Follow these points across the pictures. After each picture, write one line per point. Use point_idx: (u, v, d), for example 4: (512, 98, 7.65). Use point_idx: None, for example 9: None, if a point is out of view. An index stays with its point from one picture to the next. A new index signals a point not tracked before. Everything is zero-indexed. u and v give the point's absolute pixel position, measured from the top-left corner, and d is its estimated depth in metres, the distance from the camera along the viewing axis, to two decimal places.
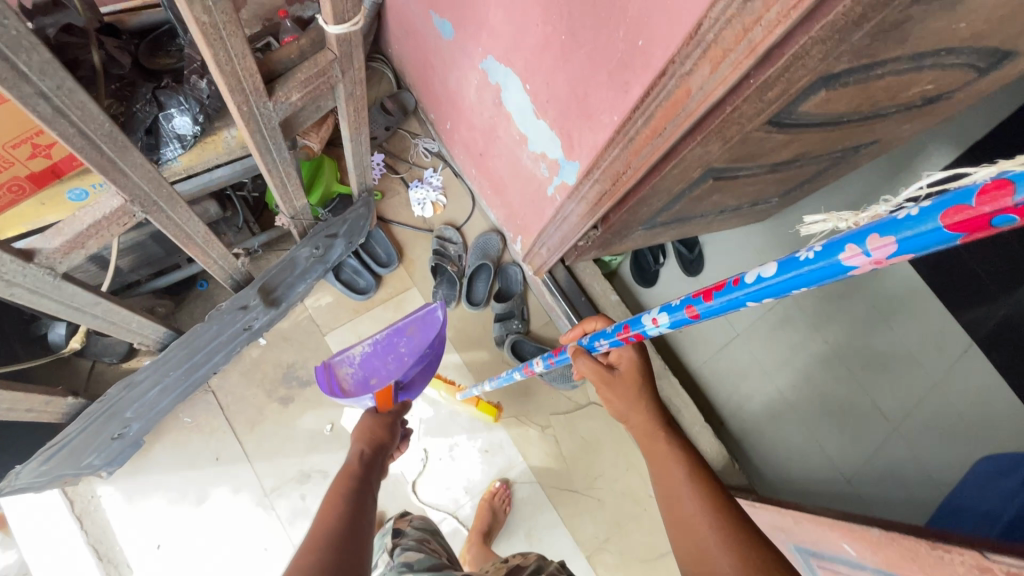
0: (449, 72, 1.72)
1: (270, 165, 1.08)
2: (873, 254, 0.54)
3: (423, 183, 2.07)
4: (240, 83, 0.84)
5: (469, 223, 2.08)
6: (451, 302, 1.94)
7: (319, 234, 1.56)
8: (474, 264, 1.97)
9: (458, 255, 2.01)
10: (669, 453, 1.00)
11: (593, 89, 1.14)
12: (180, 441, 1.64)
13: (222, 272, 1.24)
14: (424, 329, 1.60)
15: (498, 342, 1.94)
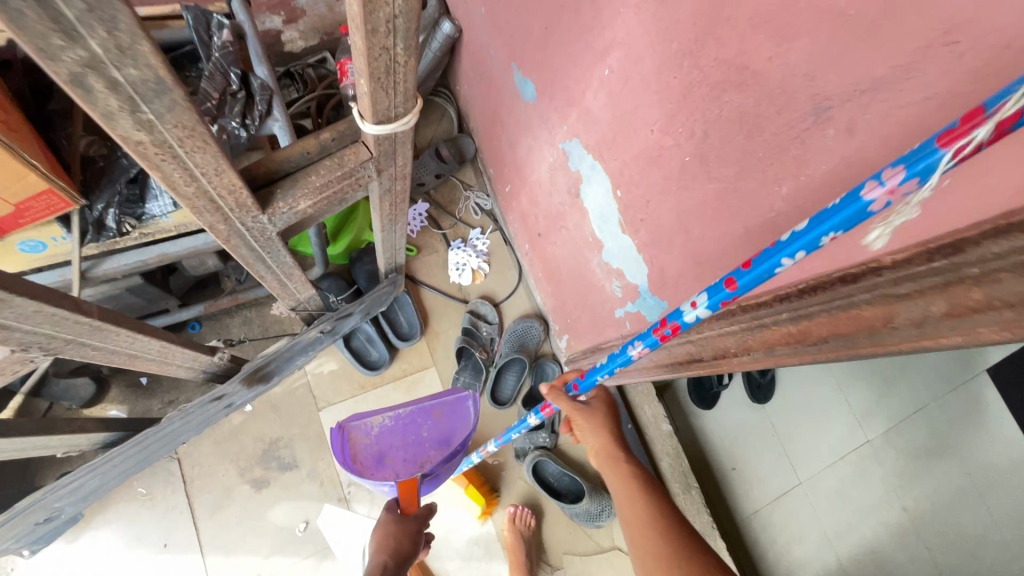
0: (519, 136, 1.43)
1: (263, 272, 0.80)
2: (886, 185, 0.47)
3: (466, 245, 1.79)
4: (213, 202, 0.56)
5: (509, 301, 1.78)
6: None
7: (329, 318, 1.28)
8: (506, 356, 1.66)
9: (490, 338, 1.71)
10: (631, 481, 0.94)
11: (715, 237, 0.83)
12: (129, 516, 1.40)
13: (190, 372, 0.97)
14: (455, 417, 1.36)
15: (518, 453, 1.66)
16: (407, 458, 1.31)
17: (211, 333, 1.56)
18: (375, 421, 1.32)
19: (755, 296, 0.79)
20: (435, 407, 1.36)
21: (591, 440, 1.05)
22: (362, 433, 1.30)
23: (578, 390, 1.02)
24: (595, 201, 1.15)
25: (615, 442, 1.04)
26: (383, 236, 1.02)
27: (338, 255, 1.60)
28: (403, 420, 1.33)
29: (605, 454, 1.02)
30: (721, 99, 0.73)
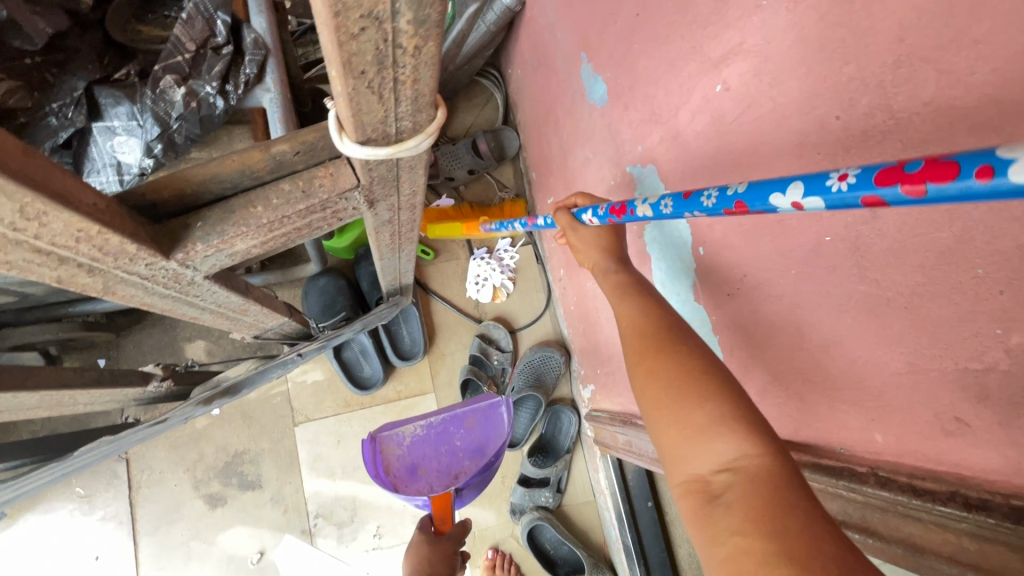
0: (576, 145, 1.17)
1: (194, 314, 0.56)
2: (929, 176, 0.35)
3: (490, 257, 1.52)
4: (43, 251, 0.31)
5: (530, 327, 1.53)
6: None
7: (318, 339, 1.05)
8: (519, 393, 1.42)
9: (502, 369, 1.47)
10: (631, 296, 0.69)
11: (846, 360, 0.57)
12: (61, 519, 1.23)
13: (114, 403, 0.76)
14: (490, 424, 1.12)
15: (513, 509, 1.43)
16: (441, 469, 1.09)
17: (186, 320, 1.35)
18: (407, 431, 1.10)
19: (899, 465, 0.53)
20: (469, 412, 1.12)
21: (588, 257, 0.81)
22: (394, 444, 1.09)
23: (579, 218, 0.80)
24: (663, 250, 0.89)
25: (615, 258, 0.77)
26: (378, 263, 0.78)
27: (342, 249, 1.37)
28: (436, 429, 1.11)
29: (600, 269, 0.79)
30: (919, 170, 0.45)
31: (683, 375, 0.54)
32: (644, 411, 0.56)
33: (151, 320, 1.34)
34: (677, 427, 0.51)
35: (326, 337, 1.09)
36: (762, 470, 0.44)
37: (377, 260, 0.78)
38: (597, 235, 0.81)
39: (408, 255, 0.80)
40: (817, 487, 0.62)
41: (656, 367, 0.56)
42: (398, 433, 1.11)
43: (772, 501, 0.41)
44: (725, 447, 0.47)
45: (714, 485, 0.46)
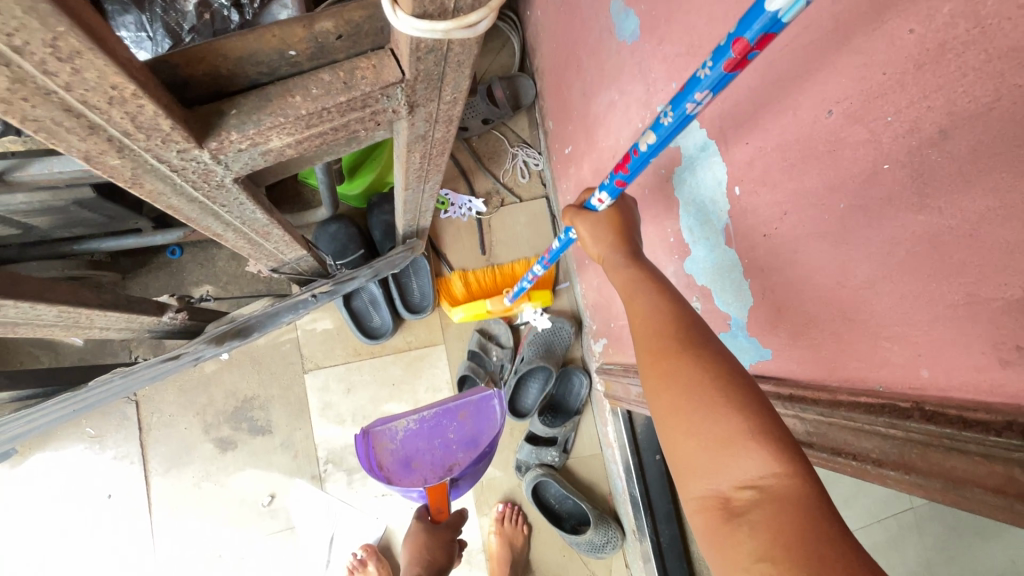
0: (600, 88, 1.12)
1: (217, 228, 0.53)
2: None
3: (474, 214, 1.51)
4: (72, 111, 0.28)
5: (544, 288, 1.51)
6: None
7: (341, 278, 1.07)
8: (528, 363, 1.40)
9: (501, 364, 1.45)
10: (640, 286, 0.63)
11: (894, 295, 0.54)
12: (72, 459, 1.23)
13: (128, 332, 0.73)
14: (483, 417, 1.13)
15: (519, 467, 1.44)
16: (436, 462, 1.12)
17: (193, 264, 1.32)
18: (399, 424, 1.11)
19: (946, 400, 0.51)
20: (461, 406, 1.14)
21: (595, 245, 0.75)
22: (387, 439, 1.10)
23: (590, 208, 0.76)
24: (695, 194, 0.86)
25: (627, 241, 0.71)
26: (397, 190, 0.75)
27: (355, 197, 1.36)
28: (429, 423, 1.12)
29: (608, 258, 0.72)
30: (1003, 81, 0.42)
31: (691, 383, 0.50)
32: (657, 415, 0.53)
33: (156, 263, 1.31)
34: (693, 443, 0.48)
35: (336, 280, 1.06)
36: (788, 493, 0.43)
37: (397, 188, 0.74)
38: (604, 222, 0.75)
39: (429, 189, 0.76)
40: (853, 425, 0.61)
41: (666, 370, 0.52)
42: (392, 426, 1.12)
43: (799, 525, 0.41)
44: (746, 462, 0.46)
45: (735, 503, 0.45)
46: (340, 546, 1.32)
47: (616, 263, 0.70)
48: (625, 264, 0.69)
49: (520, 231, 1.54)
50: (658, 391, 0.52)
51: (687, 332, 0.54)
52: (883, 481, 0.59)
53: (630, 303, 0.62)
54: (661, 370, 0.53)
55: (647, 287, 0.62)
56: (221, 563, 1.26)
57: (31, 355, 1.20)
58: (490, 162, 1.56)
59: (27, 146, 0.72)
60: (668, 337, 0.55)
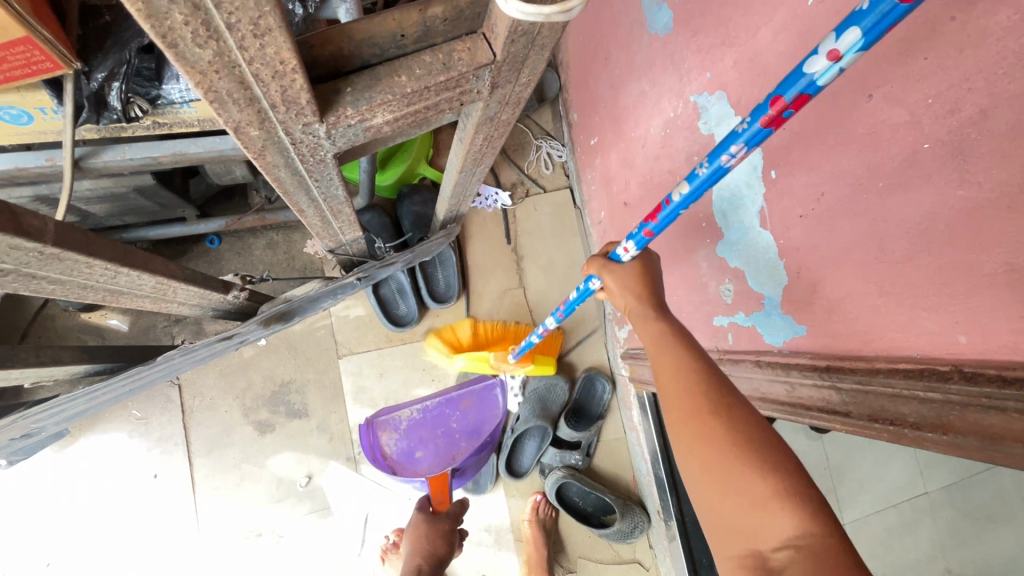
0: (629, 79, 1.16)
1: (304, 205, 0.58)
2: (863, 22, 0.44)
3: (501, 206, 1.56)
4: (243, 83, 0.33)
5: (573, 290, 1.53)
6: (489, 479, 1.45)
7: (372, 267, 1.10)
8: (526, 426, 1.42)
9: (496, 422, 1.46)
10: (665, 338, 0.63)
11: (934, 266, 0.58)
12: (118, 440, 1.27)
13: (197, 309, 0.78)
14: (484, 406, 1.41)
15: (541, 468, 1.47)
16: (441, 449, 1.35)
17: (231, 252, 1.37)
18: (403, 415, 1.35)
19: (984, 361, 0.55)
20: (464, 397, 1.40)
21: (621, 295, 0.74)
22: (391, 428, 1.34)
23: (616, 261, 0.76)
24: (732, 178, 0.89)
25: (653, 291, 0.71)
26: (448, 167, 0.78)
27: (387, 186, 1.42)
28: (433, 413, 1.37)
29: (635, 313, 0.70)
30: None
31: (727, 446, 0.50)
32: (686, 464, 0.54)
33: (196, 252, 1.36)
34: (725, 497, 0.49)
35: (384, 262, 1.11)
36: (826, 549, 0.44)
37: (449, 168, 0.78)
38: (633, 273, 0.74)
39: (479, 173, 0.80)
40: (889, 391, 0.64)
41: (701, 430, 0.52)
42: (395, 419, 1.35)
43: (852, 559, 0.43)
44: (782, 521, 0.46)
45: (774, 563, 0.45)
46: (374, 526, 1.36)
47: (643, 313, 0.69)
48: (654, 314, 0.68)
49: (544, 222, 1.58)
50: (693, 446, 0.52)
51: (729, 397, 0.54)
52: (920, 443, 0.62)
53: (657, 357, 0.62)
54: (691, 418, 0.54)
55: (673, 339, 0.63)
56: (260, 540, 1.31)
57: (79, 340, 1.25)
58: (515, 154, 1.60)
59: (101, 135, 0.76)
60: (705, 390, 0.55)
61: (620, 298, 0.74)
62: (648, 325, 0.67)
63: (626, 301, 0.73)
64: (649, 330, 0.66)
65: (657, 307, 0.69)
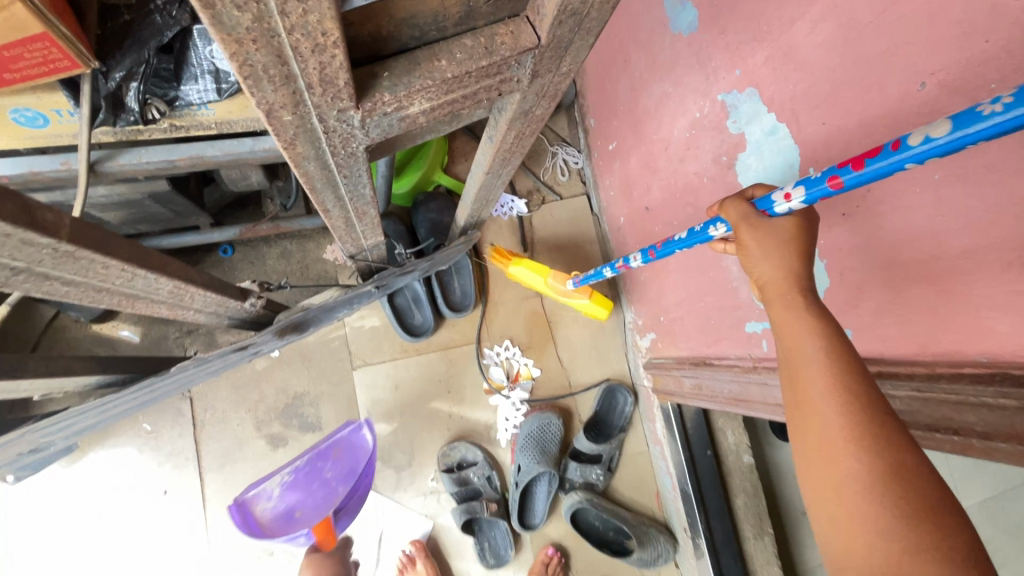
0: (651, 81, 1.13)
1: (330, 204, 0.56)
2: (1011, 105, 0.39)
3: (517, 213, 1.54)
4: (281, 56, 0.30)
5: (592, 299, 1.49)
6: (501, 528, 1.37)
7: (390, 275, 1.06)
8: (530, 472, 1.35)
9: (483, 477, 1.37)
10: (821, 343, 0.53)
11: (1000, 263, 0.54)
12: (128, 455, 1.24)
13: (213, 317, 0.75)
14: (354, 450, 1.20)
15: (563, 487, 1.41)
16: (317, 503, 1.17)
17: (244, 262, 1.35)
18: (272, 484, 1.14)
19: None
20: (333, 445, 1.19)
21: (758, 268, 0.60)
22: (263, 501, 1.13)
23: (768, 215, 0.61)
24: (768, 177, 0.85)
25: (806, 272, 0.58)
26: (473, 168, 0.76)
27: (402, 194, 1.40)
28: (304, 472, 1.16)
29: (774, 292, 0.58)
30: None
31: (878, 508, 0.45)
32: (814, 498, 0.50)
33: (209, 261, 1.34)
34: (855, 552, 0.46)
35: (401, 271, 1.08)
36: None
37: (476, 170, 0.75)
38: (782, 238, 0.59)
39: (506, 175, 0.78)
40: (953, 399, 0.60)
41: (844, 479, 0.47)
42: (264, 490, 1.14)
43: None
44: None
45: None
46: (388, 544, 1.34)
47: (789, 297, 0.57)
48: (806, 304, 0.56)
49: (561, 229, 1.55)
50: (827, 488, 0.49)
51: (894, 451, 0.46)
52: (989, 455, 0.58)
53: (799, 367, 0.53)
54: (833, 459, 0.49)
55: (828, 349, 0.52)
56: (272, 560, 1.26)
57: (90, 352, 1.23)
58: (530, 160, 1.58)
59: (117, 138, 0.74)
60: (860, 433, 0.48)
61: (755, 269, 0.60)
62: (801, 318, 0.55)
63: (767, 276, 0.59)
64: (799, 326, 0.54)
65: (809, 295, 0.57)
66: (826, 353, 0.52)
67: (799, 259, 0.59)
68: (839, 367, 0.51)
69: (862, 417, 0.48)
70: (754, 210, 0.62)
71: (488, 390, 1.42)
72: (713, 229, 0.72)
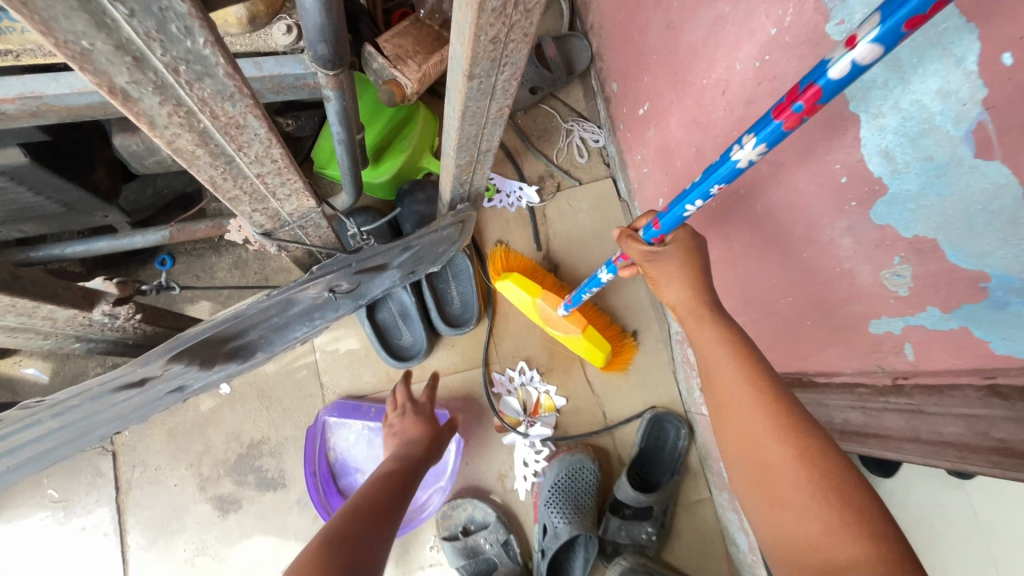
0: (695, 7, 0.85)
1: (115, 71, 0.32)
2: None
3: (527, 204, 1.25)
4: None
5: (625, 306, 1.18)
6: None
7: (351, 272, 0.76)
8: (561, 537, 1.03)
9: (499, 545, 1.05)
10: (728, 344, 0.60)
11: None
12: (32, 531, 0.95)
13: (51, 330, 0.62)
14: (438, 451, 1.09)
15: (604, 550, 1.09)
16: None
17: (188, 274, 1.08)
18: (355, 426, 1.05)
19: None
20: None
21: (669, 293, 0.69)
22: (339, 436, 1.04)
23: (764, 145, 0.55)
24: (912, 92, 0.54)
25: (708, 289, 0.67)
26: (451, 72, 0.53)
27: (383, 183, 1.13)
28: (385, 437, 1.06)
29: (689, 307, 0.66)
30: None
31: (799, 477, 0.50)
32: (745, 485, 0.54)
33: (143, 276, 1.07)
34: (797, 526, 0.49)
35: (363, 259, 0.75)
36: None
37: (454, 73, 0.52)
38: (681, 263, 0.69)
39: (509, 90, 0.57)
40: None
41: (764, 458, 0.53)
42: (345, 425, 1.05)
43: None
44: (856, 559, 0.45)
45: None
46: None
47: (699, 312, 0.65)
48: (713, 317, 0.64)
49: (583, 220, 1.26)
50: (758, 476, 0.53)
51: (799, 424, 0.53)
52: None
53: (715, 370, 0.60)
54: (757, 445, 0.53)
55: (732, 350, 0.60)
56: None
57: None
58: (540, 140, 1.30)
59: None
60: (769, 416, 0.54)
61: (671, 295, 0.69)
62: (710, 330, 0.62)
63: (676, 298, 0.68)
64: (711, 337, 0.62)
65: (715, 309, 0.65)
66: (735, 357, 0.59)
67: (702, 283, 0.67)
68: (742, 364, 0.58)
69: (769, 403, 0.55)
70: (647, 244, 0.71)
71: (500, 427, 1.11)
72: (735, 147, 0.57)
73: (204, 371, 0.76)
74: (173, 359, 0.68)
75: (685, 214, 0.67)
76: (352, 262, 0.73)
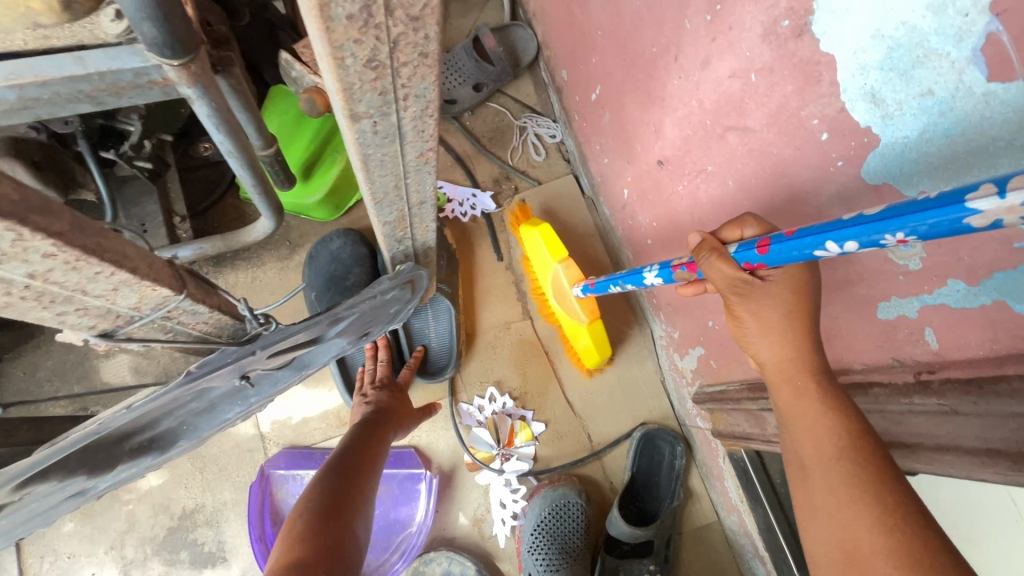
0: None
1: None
2: None
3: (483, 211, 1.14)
4: None
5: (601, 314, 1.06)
6: None
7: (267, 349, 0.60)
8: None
9: None
10: (831, 439, 0.47)
11: None
12: None
13: None
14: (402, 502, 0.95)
15: None
16: None
17: None
18: (305, 478, 0.91)
19: None
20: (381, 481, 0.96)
21: (757, 347, 0.53)
22: (287, 491, 0.91)
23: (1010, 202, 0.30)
24: (895, 10, 0.43)
25: (809, 350, 0.51)
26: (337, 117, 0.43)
27: (319, 206, 1.03)
28: None
29: (778, 374, 0.52)
30: None
31: None
32: None
33: None
34: None
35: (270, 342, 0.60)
36: None
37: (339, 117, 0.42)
38: (779, 309, 0.51)
39: (425, 131, 0.46)
40: None
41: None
42: (296, 479, 0.91)
43: None
44: None
45: None
46: None
47: (796, 384, 0.51)
48: (812, 392, 0.50)
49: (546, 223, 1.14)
50: None
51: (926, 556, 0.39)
52: None
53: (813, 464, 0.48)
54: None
55: (841, 445, 0.47)
56: None
57: None
58: (492, 142, 1.19)
59: None
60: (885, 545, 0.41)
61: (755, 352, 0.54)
62: (813, 409, 0.49)
63: (767, 358, 0.53)
64: (815, 417, 0.49)
65: (824, 379, 0.50)
66: (845, 455, 0.46)
67: (808, 337, 0.51)
68: (853, 469, 0.45)
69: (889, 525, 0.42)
70: (741, 272, 0.52)
71: (472, 464, 0.98)
72: (977, 195, 0.32)
73: (96, 478, 0.60)
74: (26, 483, 0.53)
75: (819, 253, 0.45)
76: (254, 350, 0.58)
